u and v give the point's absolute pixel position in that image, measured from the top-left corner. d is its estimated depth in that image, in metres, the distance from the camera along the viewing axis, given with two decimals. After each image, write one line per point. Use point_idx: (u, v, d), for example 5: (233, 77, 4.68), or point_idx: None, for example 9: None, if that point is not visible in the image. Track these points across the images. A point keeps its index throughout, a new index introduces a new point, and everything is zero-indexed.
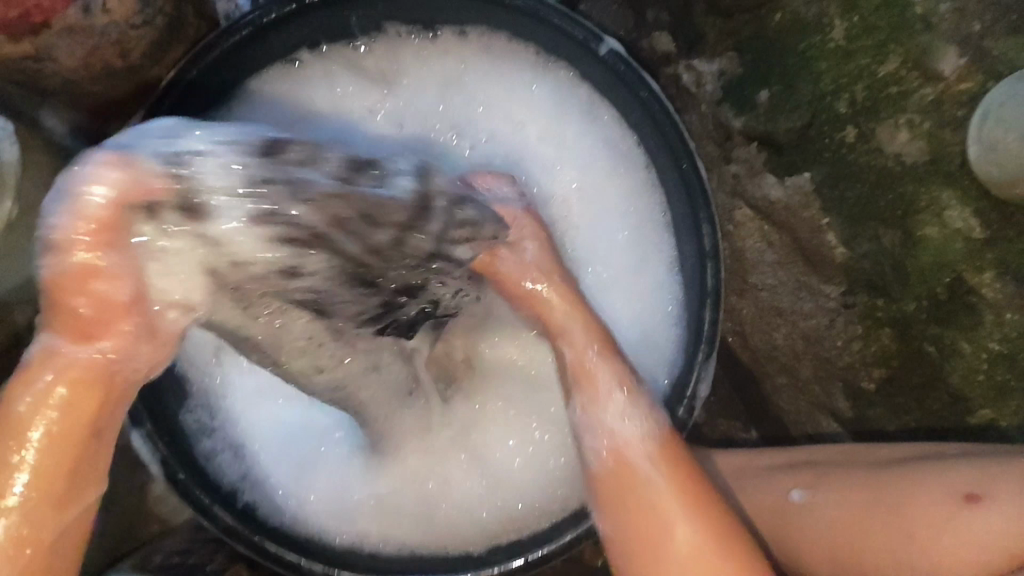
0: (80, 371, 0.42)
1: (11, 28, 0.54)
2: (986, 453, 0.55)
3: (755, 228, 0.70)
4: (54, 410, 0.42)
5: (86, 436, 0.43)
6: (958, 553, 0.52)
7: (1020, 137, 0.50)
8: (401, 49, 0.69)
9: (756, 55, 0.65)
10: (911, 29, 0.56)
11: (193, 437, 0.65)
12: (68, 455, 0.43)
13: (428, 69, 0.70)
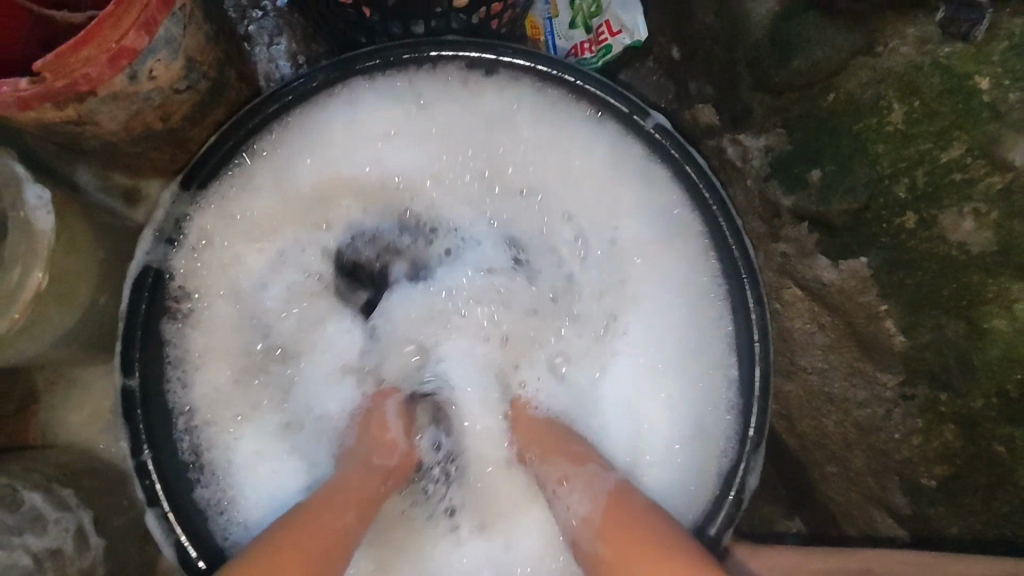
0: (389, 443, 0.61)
1: (56, 96, 0.51)
2: None
3: (805, 308, 0.67)
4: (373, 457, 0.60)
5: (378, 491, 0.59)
6: None
7: None
8: (442, 81, 0.64)
9: (806, 134, 0.64)
10: (979, 116, 0.53)
11: (206, 514, 0.62)
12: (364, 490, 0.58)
13: (470, 90, 0.65)
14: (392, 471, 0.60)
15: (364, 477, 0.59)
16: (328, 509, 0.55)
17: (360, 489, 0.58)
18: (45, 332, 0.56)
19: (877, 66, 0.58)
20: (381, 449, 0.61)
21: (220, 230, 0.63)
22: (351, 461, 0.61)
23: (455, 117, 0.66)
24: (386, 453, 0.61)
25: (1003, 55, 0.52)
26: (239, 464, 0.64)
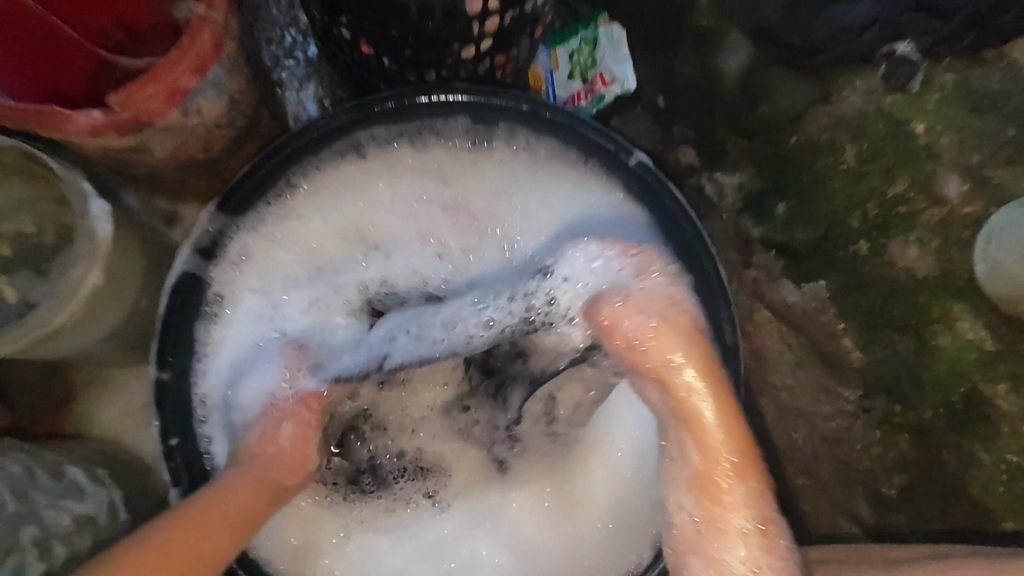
0: (295, 449, 0.61)
1: (122, 127, 0.60)
2: None
3: (774, 330, 0.72)
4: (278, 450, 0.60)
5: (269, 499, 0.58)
6: None
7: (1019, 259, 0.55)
8: (452, 133, 0.71)
9: (772, 172, 0.71)
10: (918, 158, 0.61)
11: None
12: (250, 496, 0.56)
13: (478, 151, 0.73)
14: (296, 471, 0.61)
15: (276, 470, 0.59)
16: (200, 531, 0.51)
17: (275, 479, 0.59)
18: (90, 329, 0.63)
19: (832, 113, 0.66)
20: (295, 455, 0.61)
21: (262, 251, 0.70)
22: (247, 468, 0.58)
23: (468, 181, 0.74)
24: (295, 469, 0.61)
25: (936, 106, 0.61)
26: None
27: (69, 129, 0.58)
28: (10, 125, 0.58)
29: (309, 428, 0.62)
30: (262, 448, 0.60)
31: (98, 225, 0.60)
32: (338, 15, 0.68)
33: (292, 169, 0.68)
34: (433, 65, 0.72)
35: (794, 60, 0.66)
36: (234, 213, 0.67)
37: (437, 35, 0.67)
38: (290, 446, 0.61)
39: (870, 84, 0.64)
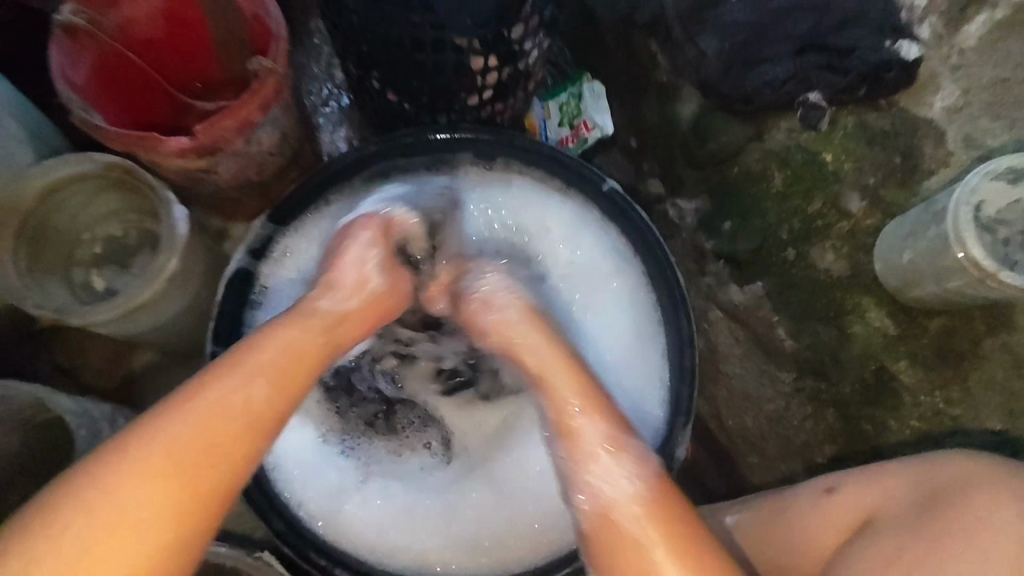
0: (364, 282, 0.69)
1: (200, 149, 0.76)
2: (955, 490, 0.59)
3: (724, 326, 0.88)
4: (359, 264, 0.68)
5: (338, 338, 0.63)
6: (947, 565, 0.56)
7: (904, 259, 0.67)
8: (460, 160, 0.87)
9: (719, 196, 0.86)
10: (828, 181, 0.77)
11: None
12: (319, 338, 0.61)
13: (483, 173, 0.88)
14: (370, 319, 0.68)
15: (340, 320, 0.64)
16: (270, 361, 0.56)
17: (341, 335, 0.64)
18: (161, 310, 0.77)
19: (764, 148, 0.81)
20: (363, 309, 0.67)
21: (300, 249, 0.84)
22: (317, 310, 0.63)
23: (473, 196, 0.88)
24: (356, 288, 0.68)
25: (841, 141, 0.77)
26: None
27: (162, 150, 0.74)
28: (114, 149, 0.74)
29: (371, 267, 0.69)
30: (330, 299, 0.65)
31: (178, 224, 0.74)
32: (371, 71, 0.87)
33: (326, 189, 0.85)
34: (443, 109, 0.90)
35: (732, 107, 0.82)
36: (282, 221, 0.84)
37: (448, 86, 0.85)
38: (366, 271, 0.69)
39: (791, 124, 0.80)
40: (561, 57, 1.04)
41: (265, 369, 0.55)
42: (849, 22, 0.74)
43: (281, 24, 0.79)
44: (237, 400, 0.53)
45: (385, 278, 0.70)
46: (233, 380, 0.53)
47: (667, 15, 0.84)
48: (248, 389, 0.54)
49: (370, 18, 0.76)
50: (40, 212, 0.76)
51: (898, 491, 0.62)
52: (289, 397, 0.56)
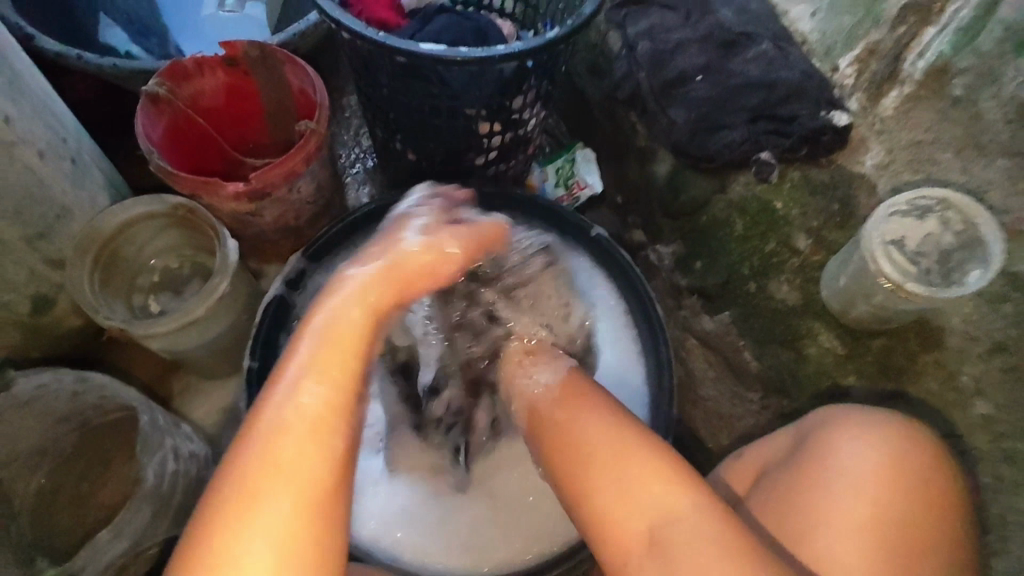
0: (402, 273, 0.66)
1: (251, 195, 0.90)
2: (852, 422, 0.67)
3: (700, 353, 1.00)
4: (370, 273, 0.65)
5: (373, 336, 0.61)
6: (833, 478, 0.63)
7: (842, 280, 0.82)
8: None
9: (692, 240, 1.00)
10: (779, 224, 0.91)
11: None
12: (354, 341, 0.59)
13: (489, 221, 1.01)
14: (399, 290, 0.66)
15: (382, 301, 0.63)
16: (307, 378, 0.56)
17: (382, 308, 0.63)
18: (209, 327, 0.90)
19: (727, 198, 0.95)
20: (390, 282, 0.65)
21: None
22: (363, 299, 0.62)
23: None
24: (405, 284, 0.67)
25: (789, 191, 0.91)
26: None
27: (221, 194, 0.88)
28: (181, 191, 0.88)
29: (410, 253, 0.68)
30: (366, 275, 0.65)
31: (228, 252, 0.87)
32: (395, 135, 1.03)
33: (352, 232, 0.98)
34: (455, 167, 1.06)
35: (699, 165, 0.97)
36: (317, 259, 0.97)
37: (459, 147, 1.02)
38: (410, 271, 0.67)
39: (747, 179, 0.93)
40: (557, 129, 1.22)
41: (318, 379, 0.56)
42: (792, 96, 0.90)
43: (324, 94, 0.95)
44: (291, 420, 0.53)
45: (422, 260, 0.68)
46: (279, 405, 0.54)
47: (641, 90, 1.01)
48: (312, 397, 0.55)
49: (397, 91, 0.93)
50: (113, 242, 0.89)
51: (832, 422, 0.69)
52: (354, 391, 0.57)
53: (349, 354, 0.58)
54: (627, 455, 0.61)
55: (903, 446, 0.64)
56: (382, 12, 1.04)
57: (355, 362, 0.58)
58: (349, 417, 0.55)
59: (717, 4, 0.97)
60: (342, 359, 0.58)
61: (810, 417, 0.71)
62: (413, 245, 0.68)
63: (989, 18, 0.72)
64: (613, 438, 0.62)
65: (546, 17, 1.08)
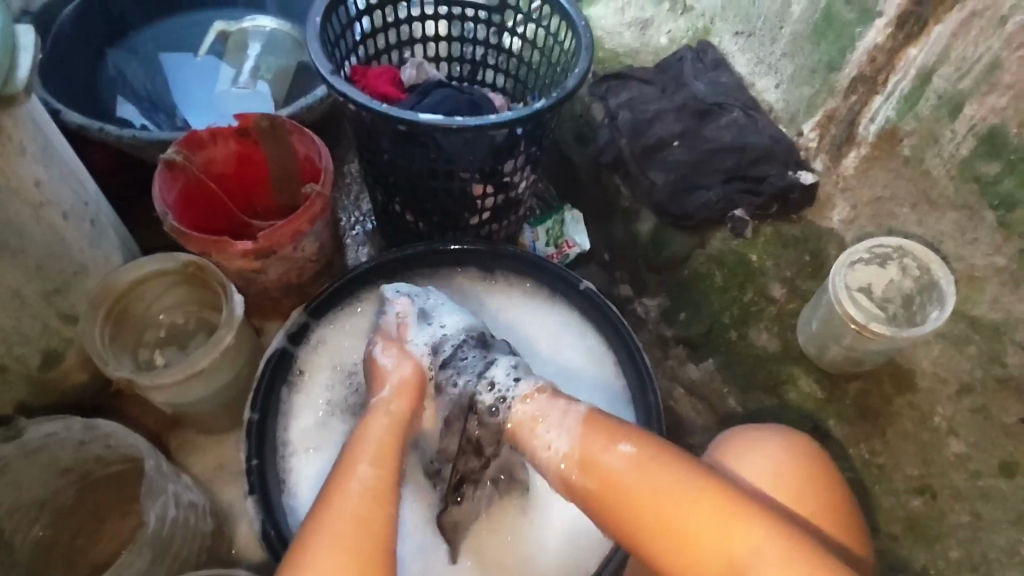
0: (410, 381, 0.81)
1: (257, 252, 0.96)
2: (755, 441, 0.72)
3: (688, 402, 1.02)
4: (387, 386, 0.81)
5: (402, 434, 0.76)
6: (756, 472, 0.69)
7: (817, 323, 0.88)
8: (461, 274, 1.07)
9: (676, 292, 1.05)
10: (755, 275, 0.97)
11: (289, 520, 0.88)
12: (388, 439, 0.74)
13: (482, 282, 1.07)
14: (413, 399, 0.80)
15: (402, 408, 0.78)
16: (347, 469, 0.70)
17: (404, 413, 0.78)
18: (213, 379, 0.93)
19: (707, 253, 1.01)
20: (402, 392, 0.80)
21: (333, 340, 1.00)
22: (385, 410, 0.77)
23: (469, 294, 1.06)
24: (401, 388, 0.80)
25: (763, 245, 0.98)
26: (301, 495, 0.91)
27: (230, 251, 0.93)
28: (192, 250, 0.94)
29: (407, 374, 0.82)
30: (388, 394, 0.80)
31: (234, 306, 0.91)
32: (395, 198, 1.11)
33: (352, 288, 1.03)
34: (450, 227, 1.13)
35: (679, 223, 1.03)
36: (318, 314, 1.01)
37: (454, 208, 1.09)
38: (409, 378, 0.82)
39: (724, 234, 1.01)
40: (547, 193, 1.26)
41: (366, 473, 0.69)
42: (761, 159, 0.98)
43: (329, 160, 1.02)
44: (353, 504, 0.66)
45: (417, 370, 0.83)
46: (343, 494, 0.67)
47: (624, 156, 1.07)
48: (361, 486, 0.68)
49: (397, 156, 1.00)
50: (123, 298, 0.93)
51: (752, 445, 0.72)
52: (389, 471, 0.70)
53: (388, 448, 0.73)
54: (669, 484, 0.63)
55: (804, 454, 0.71)
56: (383, 88, 1.14)
57: (393, 453, 0.72)
58: (388, 492, 0.68)
59: (690, 79, 1.07)
60: (379, 452, 0.72)
61: (717, 440, 0.75)
62: (409, 364, 0.84)
63: (925, 88, 0.83)
64: (645, 474, 0.64)
65: (534, 91, 1.19)
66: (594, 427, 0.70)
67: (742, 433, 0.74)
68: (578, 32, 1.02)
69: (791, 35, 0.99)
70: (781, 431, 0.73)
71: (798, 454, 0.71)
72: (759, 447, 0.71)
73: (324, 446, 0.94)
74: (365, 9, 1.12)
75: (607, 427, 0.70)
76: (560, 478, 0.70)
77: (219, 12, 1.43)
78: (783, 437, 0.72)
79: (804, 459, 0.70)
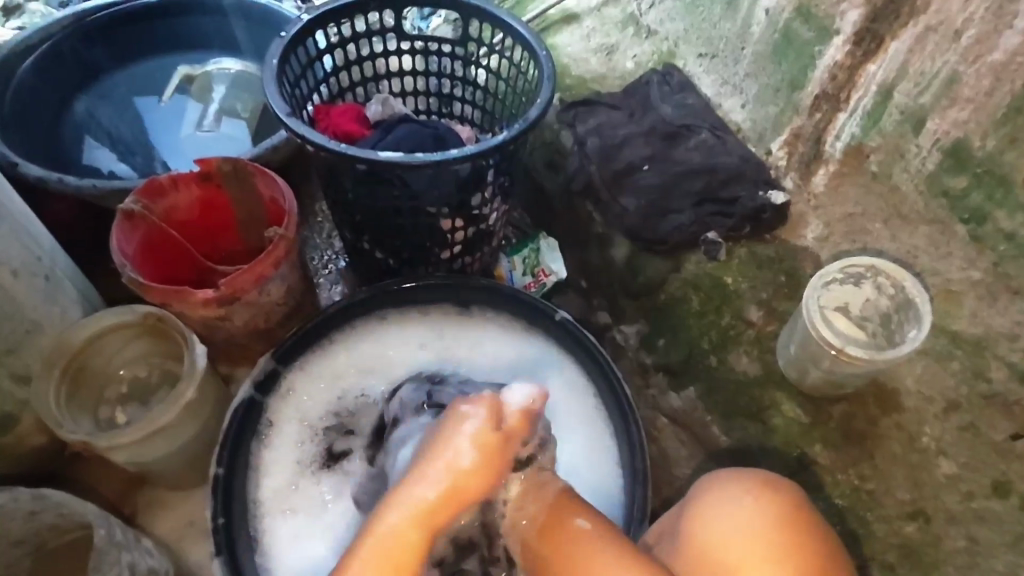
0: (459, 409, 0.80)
1: (219, 299, 0.92)
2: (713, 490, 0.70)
3: (670, 433, 0.99)
4: (435, 406, 0.80)
5: None
6: (707, 523, 0.67)
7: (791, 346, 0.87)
8: (434, 309, 1.04)
9: (654, 318, 1.02)
10: (731, 298, 0.95)
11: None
12: None
13: (457, 319, 1.05)
14: (449, 428, 0.79)
15: (437, 443, 0.78)
16: (382, 491, 0.76)
17: (474, 492, 0.62)
18: (175, 435, 0.89)
19: (682, 277, 0.99)
20: (480, 474, 0.62)
21: (304, 388, 0.97)
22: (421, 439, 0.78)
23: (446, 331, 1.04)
24: (440, 422, 0.79)
25: (737, 267, 0.96)
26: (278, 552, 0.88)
27: (191, 300, 0.90)
28: (152, 301, 0.91)
29: (460, 415, 0.80)
30: (466, 457, 0.62)
31: (196, 358, 0.88)
32: (362, 236, 1.08)
33: (320, 331, 0.99)
34: (420, 261, 1.10)
35: (653, 248, 1.00)
36: (288, 360, 0.97)
37: (424, 244, 1.07)
38: None
39: (699, 257, 0.98)
40: (522, 222, 1.25)
41: (397, 533, 0.60)
42: (731, 180, 0.97)
43: (293, 201, 1.00)
44: (378, 509, 0.74)
45: None
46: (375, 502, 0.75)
47: (594, 182, 1.05)
48: (383, 498, 0.75)
49: (361, 195, 0.98)
50: (81, 354, 0.90)
51: (705, 495, 0.70)
52: (422, 536, 0.61)
53: None
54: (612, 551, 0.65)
55: (788, 511, 0.66)
56: (346, 126, 1.12)
57: None
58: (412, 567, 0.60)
59: (657, 102, 1.06)
60: (424, 469, 0.76)
61: (688, 493, 0.74)
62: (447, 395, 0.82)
63: (887, 104, 0.83)
64: (596, 543, 0.66)
65: (502, 121, 1.18)
66: (561, 501, 0.70)
67: (721, 478, 0.71)
68: (540, 62, 1.00)
69: (752, 56, 0.99)
70: (765, 480, 0.69)
71: (772, 503, 0.66)
72: (726, 499, 0.68)
73: (298, 505, 0.91)
74: (327, 48, 1.10)
75: (565, 502, 0.70)
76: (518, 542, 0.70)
77: (183, 53, 1.40)
78: (757, 486, 0.68)
79: (784, 507, 0.66)
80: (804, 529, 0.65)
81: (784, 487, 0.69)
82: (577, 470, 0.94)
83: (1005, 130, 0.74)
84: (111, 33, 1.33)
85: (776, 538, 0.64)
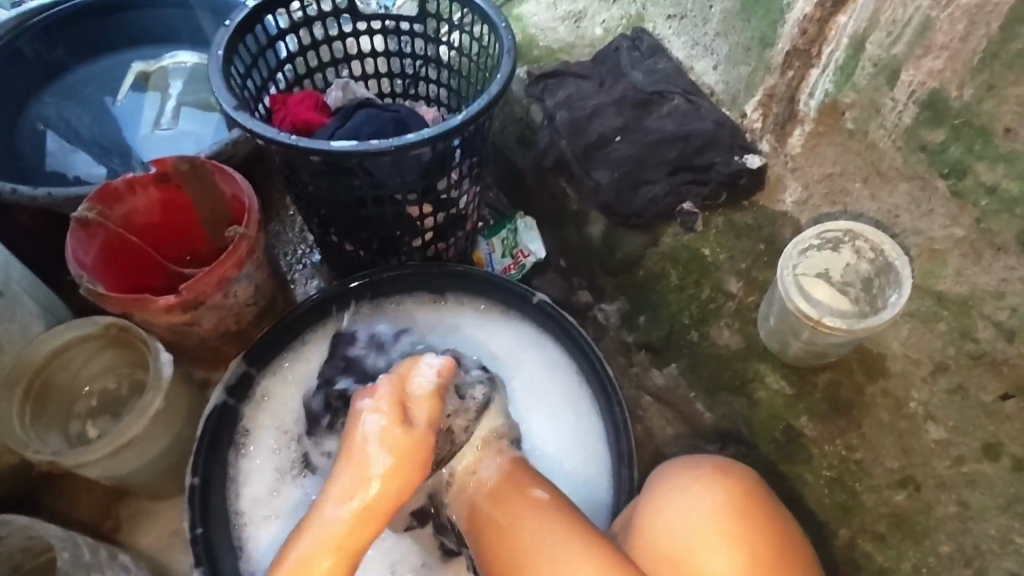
0: (418, 435, 0.69)
1: (182, 304, 0.89)
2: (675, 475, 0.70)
3: (656, 411, 0.98)
4: (376, 413, 0.70)
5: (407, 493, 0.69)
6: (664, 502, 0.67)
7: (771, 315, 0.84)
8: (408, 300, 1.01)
9: (633, 295, 0.99)
10: (710, 270, 0.92)
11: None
12: (390, 498, 0.68)
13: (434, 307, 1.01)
14: (413, 460, 0.69)
15: (394, 473, 0.68)
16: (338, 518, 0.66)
17: (401, 489, 0.68)
18: (148, 445, 0.87)
19: (660, 251, 0.95)
20: (399, 473, 0.68)
21: (278, 391, 0.95)
22: (371, 465, 0.68)
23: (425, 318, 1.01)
24: (406, 444, 0.69)
25: (715, 237, 0.93)
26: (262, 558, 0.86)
27: (153, 308, 0.87)
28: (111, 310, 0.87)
29: (423, 435, 0.70)
30: (385, 459, 0.68)
31: (163, 366, 0.85)
32: (330, 230, 1.05)
33: (289, 328, 0.96)
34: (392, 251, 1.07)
35: (628, 222, 0.96)
36: (259, 363, 0.94)
37: (393, 233, 1.03)
38: (422, 424, 0.70)
39: (676, 229, 0.95)
40: (499, 202, 1.22)
41: (335, 530, 0.66)
42: (706, 147, 0.93)
43: (253, 197, 0.96)
44: (328, 534, 0.65)
45: (422, 424, 0.70)
46: (323, 528, 0.66)
47: (566, 158, 1.01)
48: (330, 516, 0.66)
49: (322, 189, 0.95)
50: (45, 370, 0.88)
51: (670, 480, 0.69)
52: (358, 535, 0.66)
53: (384, 502, 0.68)
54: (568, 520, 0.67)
55: (730, 487, 0.66)
56: (305, 115, 1.08)
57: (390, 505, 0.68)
58: (352, 557, 0.66)
59: (627, 68, 1.01)
60: (375, 492, 0.67)
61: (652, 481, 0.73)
62: (419, 413, 0.70)
63: (859, 56, 0.78)
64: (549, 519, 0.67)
65: (469, 99, 1.13)
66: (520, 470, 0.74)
67: (670, 469, 0.70)
68: (500, 35, 0.96)
69: (721, 14, 0.94)
70: (707, 463, 0.69)
71: (721, 487, 0.66)
72: (686, 483, 0.68)
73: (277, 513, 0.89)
74: (279, 34, 1.05)
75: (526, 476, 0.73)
76: (472, 507, 0.72)
77: (136, 48, 1.34)
78: (706, 475, 0.67)
79: (729, 492, 0.65)
80: (753, 509, 0.64)
81: (734, 471, 0.68)
82: (561, 454, 0.92)
83: (983, 77, 0.70)
84: (59, 32, 1.27)
85: (729, 523, 0.63)
